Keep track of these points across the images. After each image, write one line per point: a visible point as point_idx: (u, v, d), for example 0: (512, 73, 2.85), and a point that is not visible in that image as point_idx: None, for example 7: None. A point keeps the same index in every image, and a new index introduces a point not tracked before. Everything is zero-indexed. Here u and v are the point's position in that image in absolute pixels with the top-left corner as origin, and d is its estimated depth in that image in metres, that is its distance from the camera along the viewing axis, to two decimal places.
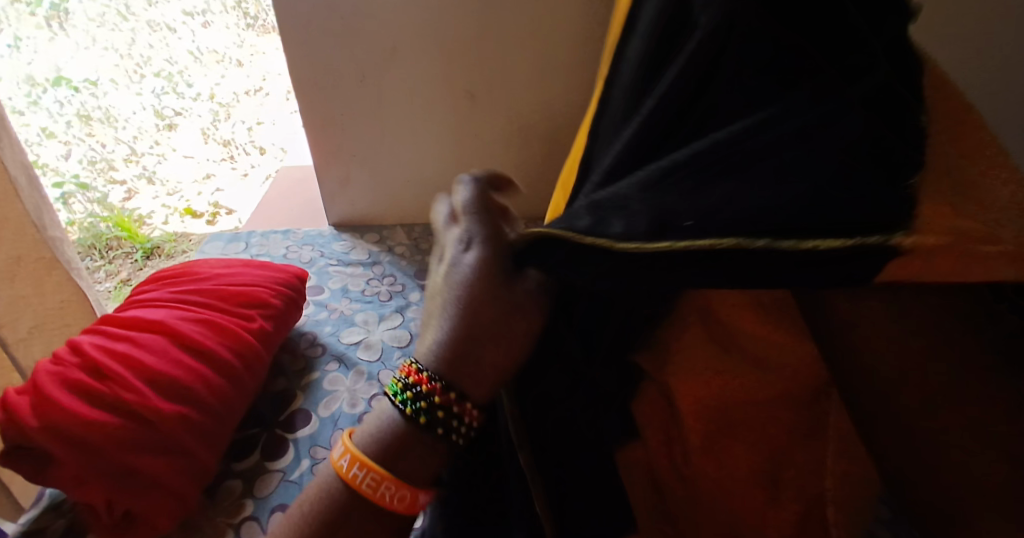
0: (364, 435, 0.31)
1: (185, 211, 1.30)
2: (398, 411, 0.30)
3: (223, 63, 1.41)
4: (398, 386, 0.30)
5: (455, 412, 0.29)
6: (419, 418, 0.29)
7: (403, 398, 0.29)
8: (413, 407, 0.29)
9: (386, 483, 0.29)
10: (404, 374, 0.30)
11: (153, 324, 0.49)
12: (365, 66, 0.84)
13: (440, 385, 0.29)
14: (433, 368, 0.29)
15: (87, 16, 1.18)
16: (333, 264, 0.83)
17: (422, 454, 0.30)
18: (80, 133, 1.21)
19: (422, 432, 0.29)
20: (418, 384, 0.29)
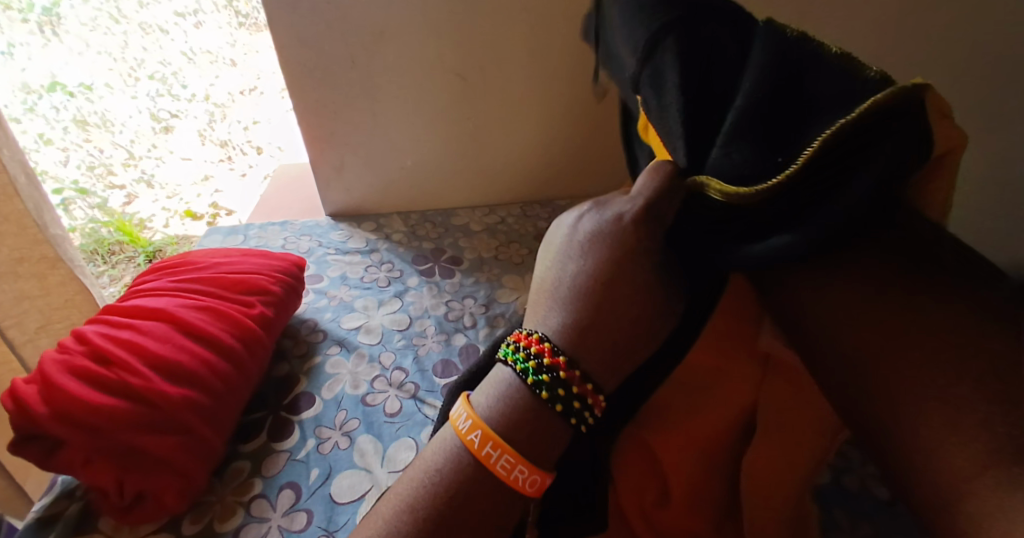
0: (488, 403, 0.35)
1: (186, 213, 1.37)
2: (518, 378, 0.34)
3: (217, 63, 1.33)
4: (520, 356, 0.34)
5: (587, 401, 0.34)
6: (547, 396, 0.33)
7: (527, 369, 0.34)
8: (537, 381, 0.33)
9: (518, 466, 0.32)
10: (530, 346, 0.34)
11: (155, 311, 0.50)
12: (355, 50, 0.84)
13: (567, 362, 0.34)
14: (560, 344, 0.34)
15: (79, 20, 1.16)
16: (332, 253, 0.84)
17: (549, 434, 0.33)
18: (77, 139, 1.22)
19: (550, 413, 0.33)
20: (542, 356, 0.34)
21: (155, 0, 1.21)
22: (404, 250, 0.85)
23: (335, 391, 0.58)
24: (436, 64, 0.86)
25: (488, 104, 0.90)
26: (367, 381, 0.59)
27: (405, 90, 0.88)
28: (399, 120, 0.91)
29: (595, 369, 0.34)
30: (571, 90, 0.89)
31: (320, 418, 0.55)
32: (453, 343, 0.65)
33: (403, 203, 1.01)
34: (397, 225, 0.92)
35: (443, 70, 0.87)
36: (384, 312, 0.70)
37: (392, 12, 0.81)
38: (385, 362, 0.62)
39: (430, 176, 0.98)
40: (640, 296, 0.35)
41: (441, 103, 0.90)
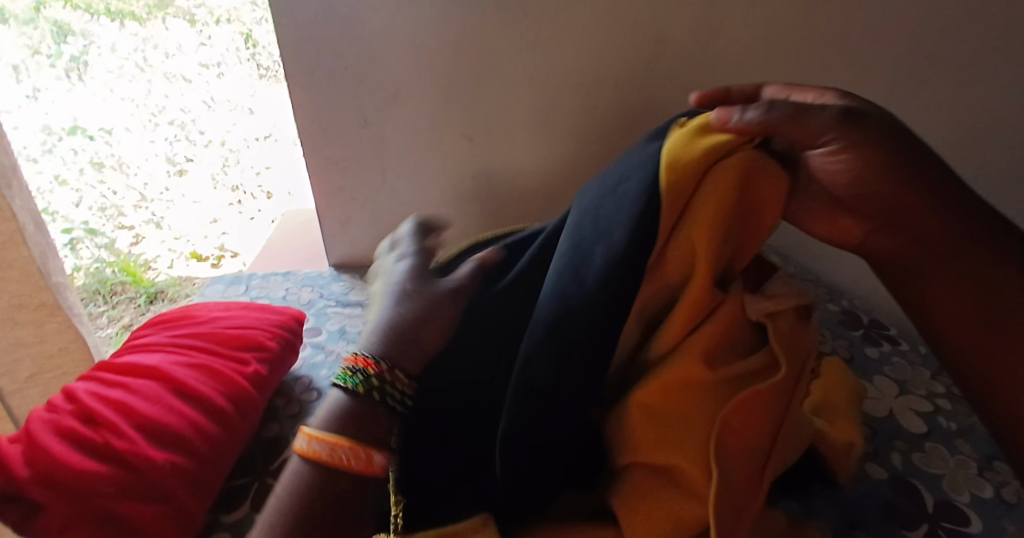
0: (319, 420, 0.41)
1: (191, 255, 1.37)
2: (345, 392, 0.42)
3: (236, 111, 1.33)
4: (346, 373, 0.42)
5: (389, 379, 0.41)
6: (367, 389, 0.41)
7: (352, 379, 0.42)
8: (361, 382, 0.41)
9: (342, 448, 0.38)
10: (349, 364, 0.43)
11: (148, 369, 0.49)
12: (367, 112, 0.87)
13: (374, 362, 0.42)
14: (372, 352, 0.43)
15: (106, 69, 1.24)
16: (332, 306, 0.83)
17: (374, 415, 0.41)
18: (92, 180, 1.28)
19: (372, 402, 0.41)
20: (363, 366, 0.42)
21: (180, 51, 1.26)
22: None
23: None
24: (445, 126, 0.88)
25: (492, 163, 0.92)
26: None
27: (414, 149, 0.90)
28: (406, 176, 0.93)
29: (398, 359, 0.43)
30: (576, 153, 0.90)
31: None
32: None
33: None
34: None
35: (449, 132, 0.89)
36: None
37: (404, 78, 0.84)
38: None
39: None
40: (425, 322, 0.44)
41: (448, 162, 0.91)
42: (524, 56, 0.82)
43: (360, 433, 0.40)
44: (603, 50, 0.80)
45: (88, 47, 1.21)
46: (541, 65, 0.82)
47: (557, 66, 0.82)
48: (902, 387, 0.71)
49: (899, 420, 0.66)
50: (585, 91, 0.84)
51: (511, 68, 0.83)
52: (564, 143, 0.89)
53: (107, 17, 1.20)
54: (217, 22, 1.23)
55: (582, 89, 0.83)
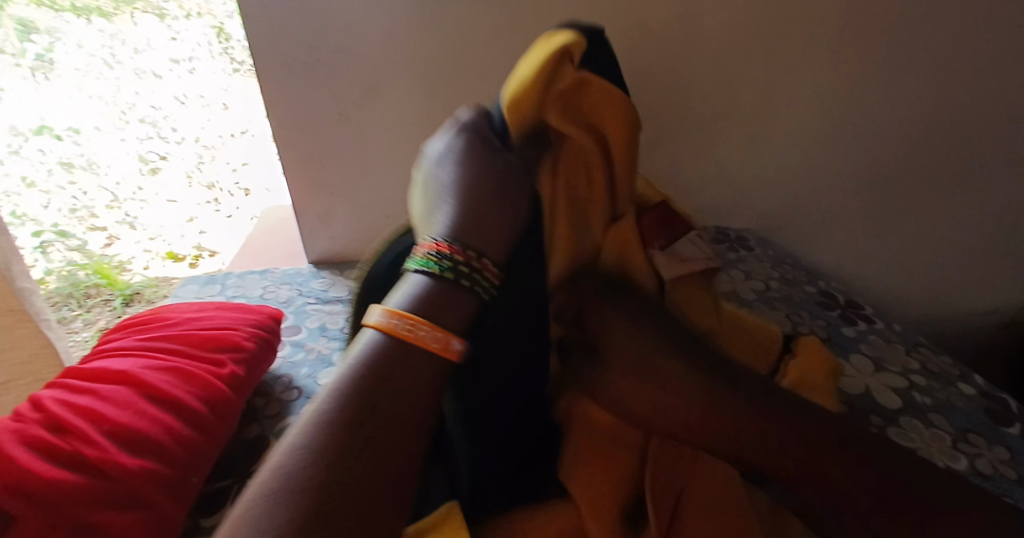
0: (400, 302, 0.44)
1: (168, 255, 1.35)
2: (427, 275, 0.45)
3: (210, 107, 1.31)
4: (427, 259, 0.45)
5: (476, 269, 0.45)
6: (449, 273, 0.44)
7: (434, 263, 0.45)
8: (442, 267, 0.45)
9: (421, 328, 0.42)
10: (432, 251, 0.46)
11: (118, 374, 0.48)
12: (342, 104, 0.85)
13: (458, 250, 0.45)
14: (449, 240, 0.46)
15: (74, 65, 1.19)
16: (312, 303, 0.82)
17: (455, 299, 0.44)
18: (61, 181, 1.23)
19: (455, 285, 0.44)
20: (442, 253, 0.45)
21: (150, 47, 1.22)
22: None
23: None
24: (423, 118, 0.87)
25: None
26: None
27: (392, 142, 0.89)
28: (384, 169, 0.92)
29: (477, 247, 0.47)
30: None
31: None
32: None
33: None
34: None
35: (426, 124, 0.88)
36: None
37: (379, 69, 0.83)
38: None
39: None
40: (497, 201, 0.48)
41: None
42: (501, 43, 0.80)
43: (438, 316, 0.43)
44: None
45: (54, 44, 1.16)
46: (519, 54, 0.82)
47: None
48: (878, 364, 0.73)
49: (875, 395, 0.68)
50: None
51: (488, 56, 0.82)
52: None
53: (72, 12, 1.16)
54: (188, 16, 1.22)
55: None
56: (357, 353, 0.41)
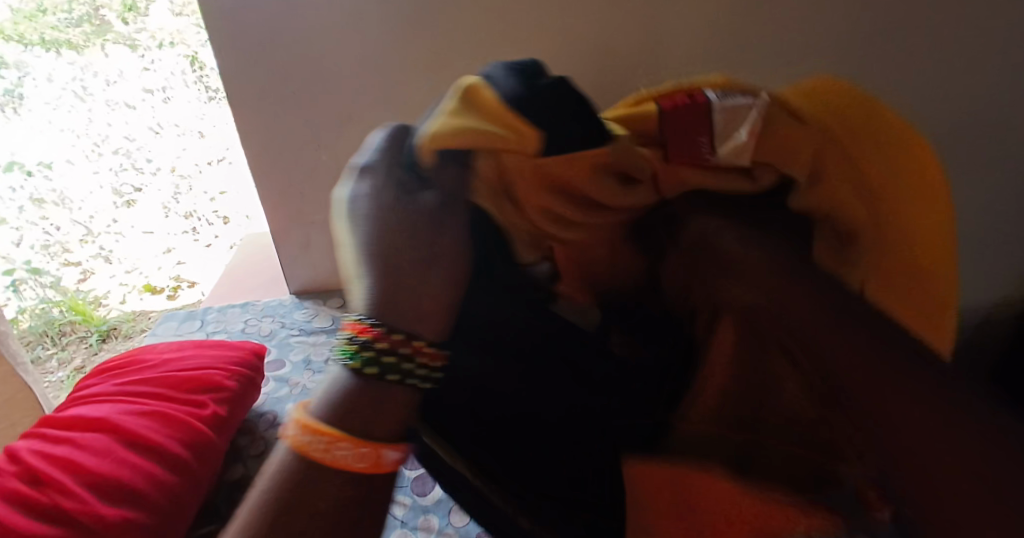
0: (319, 404, 0.28)
1: (146, 287, 1.33)
2: (347, 371, 0.29)
3: (184, 136, 1.29)
4: (347, 346, 0.29)
5: (407, 353, 0.29)
6: (367, 369, 0.28)
7: (349, 354, 0.29)
8: (359, 359, 0.29)
9: (340, 444, 0.26)
10: (351, 332, 0.29)
11: (95, 421, 0.46)
12: (320, 134, 0.86)
13: (383, 332, 0.29)
14: (369, 317, 0.29)
15: (43, 100, 1.18)
16: (295, 335, 0.81)
17: (391, 403, 0.29)
18: (33, 217, 1.21)
19: (372, 383, 0.29)
20: (359, 335, 0.29)
21: (122, 78, 1.20)
22: None
23: None
24: None
25: None
26: None
27: None
28: None
29: (421, 328, 0.30)
30: None
31: None
32: None
33: None
34: None
35: None
36: None
37: (356, 99, 0.84)
38: None
39: None
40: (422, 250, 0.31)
41: None
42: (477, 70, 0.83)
43: (368, 421, 0.28)
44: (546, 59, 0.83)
45: (24, 79, 1.16)
46: None
47: None
48: None
49: None
50: None
51: None
52: None
53: (41, 47, 1.16)
54: (161, 46, 1.19)
55: None
56: (264, 477, 0.27)
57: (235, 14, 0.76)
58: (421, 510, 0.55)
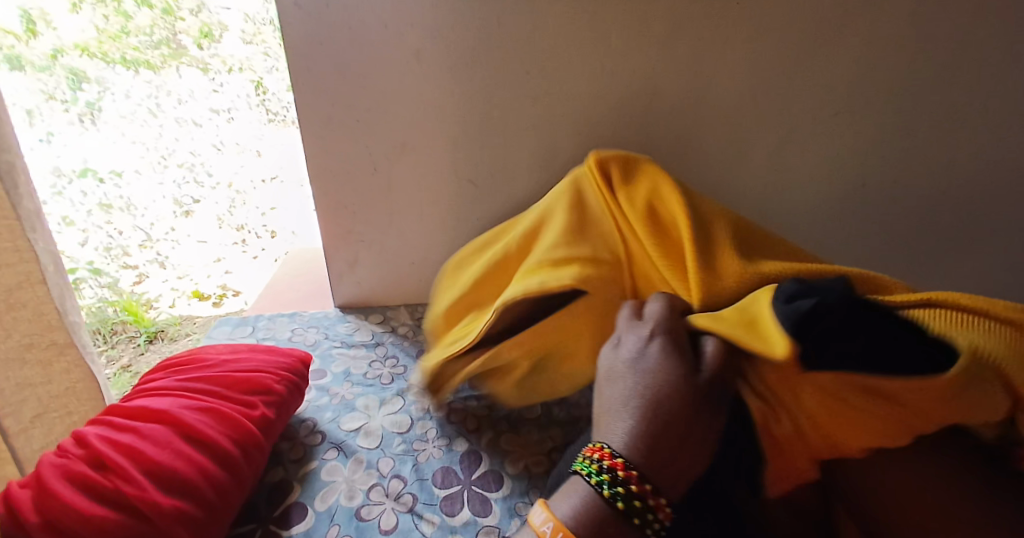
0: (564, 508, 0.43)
1: (194, 294, 1.39)
2: (590, 486, 0.43)
3: (244, 154, 1.41)
4: (591, 467, 0.44)
5: (649, 504, 0.42)
6: (613, 497, 0.42)
7: (592, 472, 0.43)
8: (601, 481, 0.43)
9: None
10: (598, 457, 0.44)
11: (157, 413, 0.49)
12: (376, 157, 0.90)
13: (634, 473, 0.42)
14: (624, 452, 0.44)
15: (118, 113, 1.26)
16: (337, 347, 0.84)
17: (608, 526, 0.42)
18: (99, 221, 1.26)
19: (609, 509, 0.42)
20: (609, 463, 0.43)
21: (192, 98, 1.32)
22: (409, 343, 0.86)
23: (329, 503, 0.56)
24: (453, 171, 0.92)
25: (499, 205, 0.95)
26: (363, 491, 0.58)
27: (421, 192, 0.93)
28: (413, 217, 0.95)
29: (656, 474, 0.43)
30: None
31: (311, 534, 0.53)
32: (454, 449, 0.64)
33: (411, 296, 1.03)
34: (404, 319, 0.95)
35: (455, 180, 0.93)
36: (385, 413, 0.69)
37: (413, 126, 0.88)
38: (383, 469, 0.61)
39: (440, 271, 1.01)
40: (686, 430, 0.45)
41: (455, 205, 0.95)
42: (529, 103, 0.88)
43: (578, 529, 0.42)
44: (592, 95, 0.88)
45: (103, 94, 1.23)
46: (547, 118, 0.89)
47: (560, 111, 0.89)
48: None
49: None
50: (585, 138, 0.91)
51: (516, 116, 0.88)
52: (565, 183, 0.94)
53: (122, 65, 1.23)
54: (230, 71, 1.32)
55: (582, 134, 0.91)
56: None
57: (313, 47, 0.82)
58: (448, 531, 0.54)
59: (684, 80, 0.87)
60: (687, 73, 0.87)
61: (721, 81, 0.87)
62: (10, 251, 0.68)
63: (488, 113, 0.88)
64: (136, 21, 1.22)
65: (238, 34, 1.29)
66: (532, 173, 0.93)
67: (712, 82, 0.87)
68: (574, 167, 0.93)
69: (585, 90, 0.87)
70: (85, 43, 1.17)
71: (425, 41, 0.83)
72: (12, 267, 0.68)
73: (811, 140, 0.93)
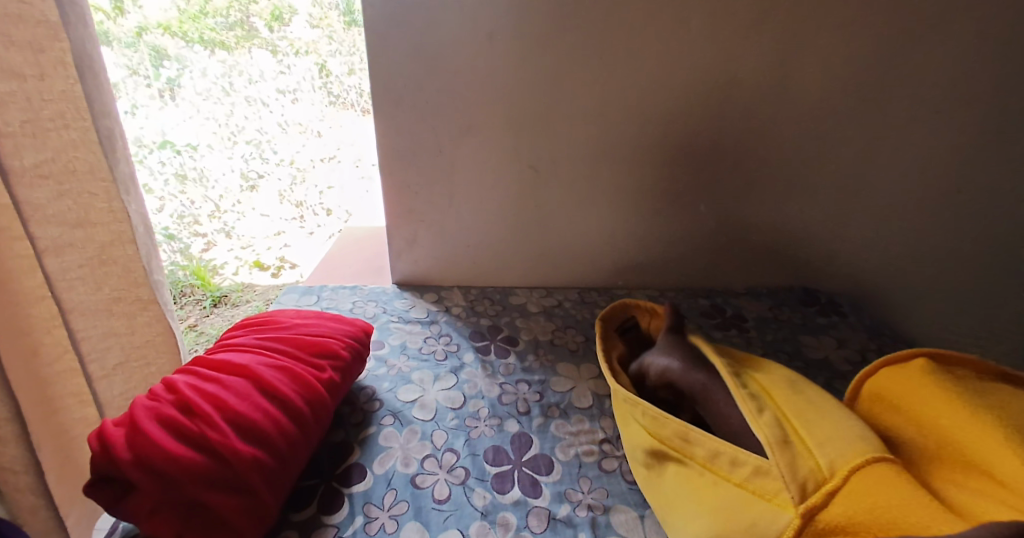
0: None
1: (255, 264, 1.46)
2: None
3: (306, 134, 1.49)
4: None
5: None
6: None
7: None
8: None
9: None
10: None
11: (239, 368, 0.52)
12: (442, 140, 0.92)
13: None
14: None
15: (195, 90, 1.33)
16: (394, 321, 0.87)
17: None
18: (174, 190, 1.33)
19: None
20: None
21: (262, 78, 1.39)
22: (463, 324, 0.88)
23: (386, 467, 0.58)
24: (514, 157, 0.93)
25: (557, 193, 0.96)
26: (417, 459, 0.60)
27: (482, 176, 0.95)
28: (472, 200, 0.97)
29: None
30: (641, 184, 0.94)
31: (368, 494, 0.55)
32: (504, 429, 0.65)
33: (464, 278, 1.05)
34: (457, 300, 0.97)
35: (518, 165, 0.93)
36: (439, 388, 0.71)
37: (478, 111, 0.89)
38: (436, 441, 0.63)
39: (494, 256, 1.02)
40: None
41: (514, 191, 0.96)
42: (595, 91, 0.87)
43: None
44: (660, 86, 0.86)
45: (181, 71, 1.29)
46: (614, 105, 0.88)
47: (626, 101, 0.88)
48: None
49: None
50: (649, 130, 0.90)
51: (581, 105, 0.88)
52: (625, 174, 0.93)
53: (200, 44, 1.30)
54: (297, 54, 1.40)
55: (646, 126, 0.89)
56: None
57: (389, 28, 0.84)
58: (499, 507, 0.55)
59: (760, 70, 0.85)
60: (765, 62, 0.84)
61: (800, 70, 0.85)
62: (101, 211, 0.72)
63: (555, 98, 0.88)
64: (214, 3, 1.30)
65: (305, 18, 1.38)
66: (595, 161, 0.92)
67: (790, 71, 0.85)
68: (638, 157, 0.92)
69: (657, 77, 0.86)
70: (167, 22, 1.23)
71: (497, 25, 0.83)
72: (107, 226, 0.73)
73: (893, 136, 0.89)
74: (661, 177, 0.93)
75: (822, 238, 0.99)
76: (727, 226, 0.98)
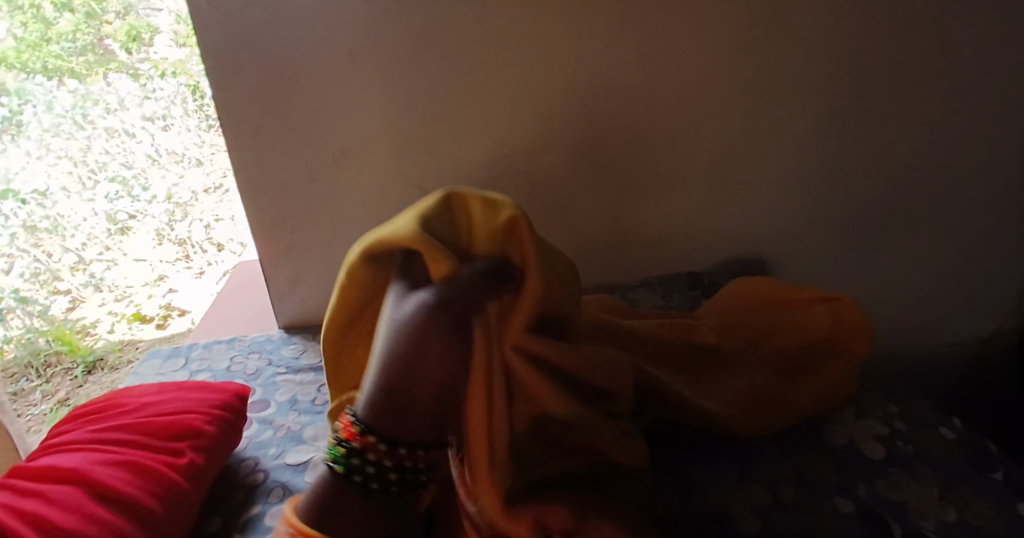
0: None
1: (135, 316, 1.33)
2: None
3: (182, 163, 1.33)
4: None
5: None
6: None
7: None
8: None
9: None
10: None
11: (67, 473, 0.44)
12: (316, 168, 0.85)
13: None
14: None
15: (41, 126, 1.12)
16: (282, 372, 0.79)
17: None
18: (24, 245, 1.12)
19: None
20: None
21: (123, 106, 1.21)
22: None
23: None
24: (395, 178, 0.88)
25: None
26: None
27: (363, 202, 0.89)
28: (356, 229, 0.91)
29: None
30: (532, 195, 0.93)
31: None
32: None
33: None
34: None
35: (399, 188, 0.89)
36: None
37: (351, 133, 0.84)
38: None
39: None
40: None
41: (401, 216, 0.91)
42: (472, 105, 0.84)
43: None
44: (535, 99, 0.85)
45: (23, 105, 1.08)
46: (495, 117, 0.86)
47: (504, 113, 0.86)
48: (860, 409, 0.72)
49: (858, 445, 0.66)
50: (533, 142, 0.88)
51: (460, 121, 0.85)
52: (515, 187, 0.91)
53: (43, 74, 1.10)
54: (163, 75, 1.23)
55: (530, 140, 0.88)
56: None
57: (235, 52, 0.77)
58: None
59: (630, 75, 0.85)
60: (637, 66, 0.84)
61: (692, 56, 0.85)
62: None
63: (428, 118, 0.84)
64: (57, 26, 1.12)
65: (169, 36, 1.21)
66: (478, 178, 0.90)
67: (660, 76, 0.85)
68: (525, 170, 0.90)
69: (536, 86, 0.84)
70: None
71: (358, 42, 0.78)
72: None
73: (778, 134, 0.92)
74: (548, 185, 0.92)
75: (715, 239, 1.01)
76: (621, 231, 0.98)
